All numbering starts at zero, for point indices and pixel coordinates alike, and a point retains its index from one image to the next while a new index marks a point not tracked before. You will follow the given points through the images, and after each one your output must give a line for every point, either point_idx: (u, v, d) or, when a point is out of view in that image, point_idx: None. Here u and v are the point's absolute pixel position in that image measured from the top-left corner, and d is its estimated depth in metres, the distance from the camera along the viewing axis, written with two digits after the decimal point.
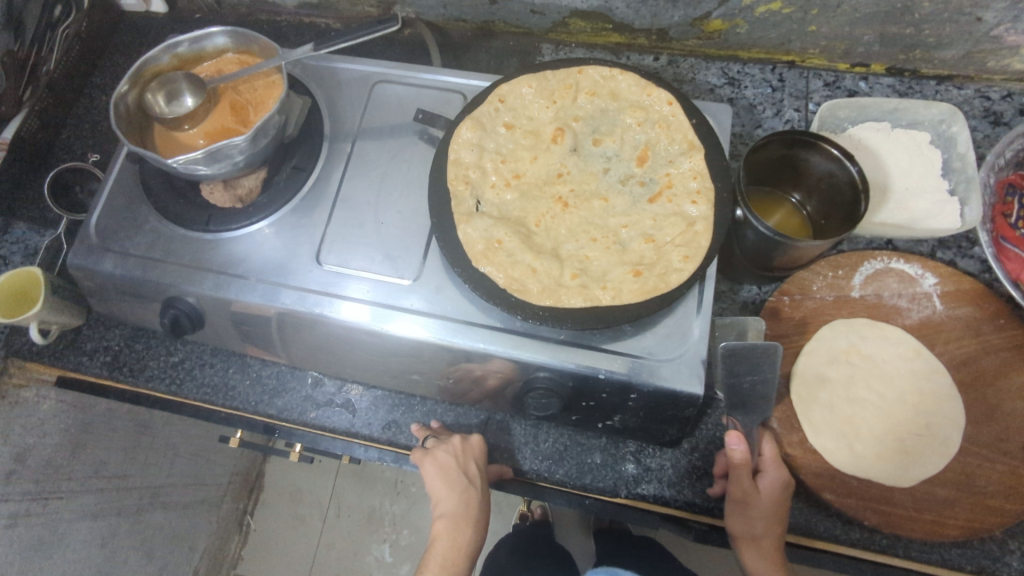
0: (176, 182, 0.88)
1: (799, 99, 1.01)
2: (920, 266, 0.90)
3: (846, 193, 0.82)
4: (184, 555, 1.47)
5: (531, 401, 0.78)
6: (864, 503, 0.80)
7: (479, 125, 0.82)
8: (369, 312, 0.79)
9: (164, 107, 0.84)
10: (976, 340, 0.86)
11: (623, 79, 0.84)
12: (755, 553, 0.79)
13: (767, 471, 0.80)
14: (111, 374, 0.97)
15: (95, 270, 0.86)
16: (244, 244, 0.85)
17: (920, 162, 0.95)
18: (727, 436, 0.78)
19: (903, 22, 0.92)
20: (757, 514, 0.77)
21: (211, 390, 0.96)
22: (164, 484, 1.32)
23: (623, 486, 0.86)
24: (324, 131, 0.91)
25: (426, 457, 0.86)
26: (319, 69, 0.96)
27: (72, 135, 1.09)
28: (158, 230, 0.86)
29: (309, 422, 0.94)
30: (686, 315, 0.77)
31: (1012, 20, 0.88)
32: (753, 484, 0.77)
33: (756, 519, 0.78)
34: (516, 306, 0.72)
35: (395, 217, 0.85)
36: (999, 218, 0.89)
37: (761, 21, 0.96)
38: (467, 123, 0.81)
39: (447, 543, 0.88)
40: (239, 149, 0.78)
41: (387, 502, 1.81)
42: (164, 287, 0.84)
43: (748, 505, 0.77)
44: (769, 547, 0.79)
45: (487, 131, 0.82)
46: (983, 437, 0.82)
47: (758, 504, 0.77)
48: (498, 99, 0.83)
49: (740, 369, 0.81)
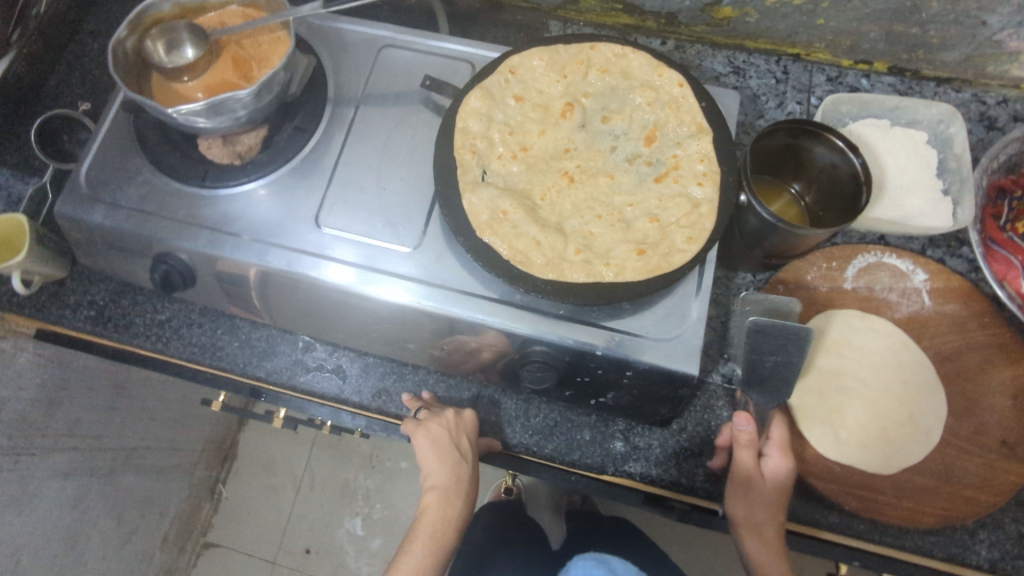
0: (172, 135, 0.86)
1: (802, 92, 1.02)
2: (912, 261, 0.92)
3: (847, 185, 0.83)
4: (153, 519, 1.47)
5: (526, 373, 0.79)
6: (845, 489, 0.83)
7: (489, 94, 0.81)
8: (356, 273, 0.78)
9: (163, 56, 0.81)
10: (961, 336, 0.88)
11: (638, 58, 0.83)
12: (757, 537, 0.80)
13: (771, 456, 0.82)
14: (95, 328, 0.93)
15: (85, 220, 0.83)
16: (239, 203, 0.83)
17: (917, 161, 0.97)
18: (735, 418, 0.81)
19: (910, 21, 0.93)
20: (759, 498, 0.79)
21: (199, 350, 0.93)
22: (138, 447, 1.32)
23: (610, 463, 0.88)
24: (328, 94, 0.89)
25: (419, 429, 0.85)
26: (324, 28, 0.93)
27: (60, 82, 1.04)
28: (152, 182, 0.84)
29: (298, 386, 0.93)
30: (693, 293, 0.78)
31: (1016, 26, 0.89)
32: (755, 466, 0.79)
33: (758, 504, 0.79)
34: (519, 277, 0.73)
35: (397, 183, 0.84)
36: (989, 219, 0.93)
37: (771, 11, 0.96)
38: (476, 92, 0.80)
39: (437, 515, 0.86)
40: (242, 103, 0.76)
41: (361, 476, 1.81)
42: (155, 241, 0.82)
43: (749, 488, 0.79)
44: (771, 535, 0.80)
45: (497, 101, 0.81)
46: (963, 429, 0.85)
47: (760, 487, 0.79)
48: (510, 70, 0.82)
49: (764, 349, 0.82)
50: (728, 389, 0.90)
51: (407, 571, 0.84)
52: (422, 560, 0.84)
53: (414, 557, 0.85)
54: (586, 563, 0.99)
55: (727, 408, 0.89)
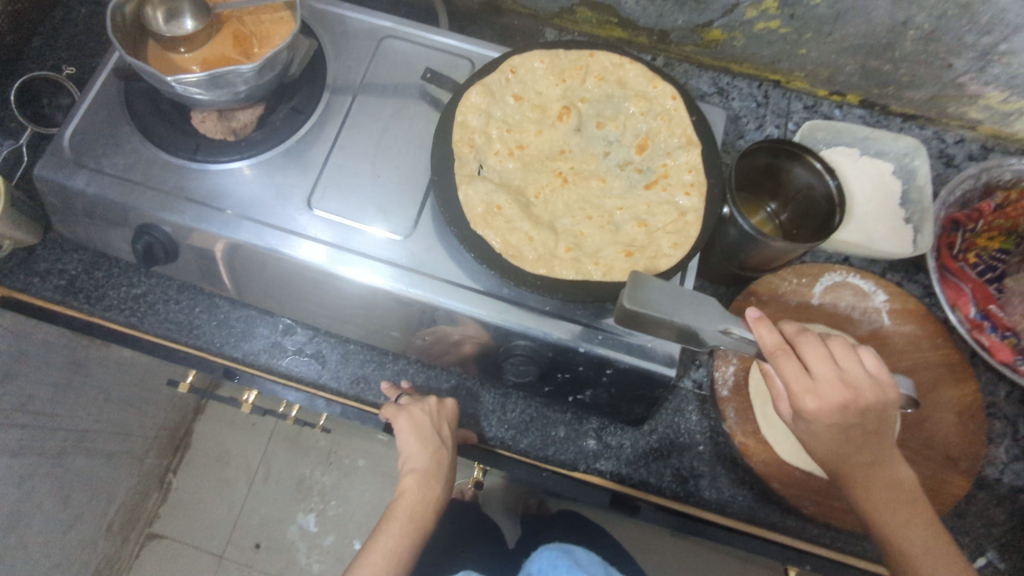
0: (164, 106, 0.84)
1: (780, 118, 1.08)
2: (874, 283, 0.98)
3: (821, 206, 0.88)
4: (99, 506, 1.42)
5: (509, 366, 0.81)
6: (805, 494, 0.87)
7: (490, 91, 0.83)
8: (328, 253, 0.79)
9: (161, 24, 0.81)
10: (915, 355, 0.94)
11: (635, 69, 0.86)
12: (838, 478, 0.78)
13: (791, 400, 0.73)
14: (65, 299, 0.90)
15: (66, 185, 0.81)
16: (230, 180, 0.82)
17: (882, 190, 1.03)
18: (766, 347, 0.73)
19: (884, 58, 0.99)
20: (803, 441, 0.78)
21: (174, 327, 0.92)
22: (89, 430, 1.27)
23: (582, 460, 0.91)
24: (326, 80, 0.89)
25: (401, 413, 0.86)
26: (326, 14, 0.93)
27: (44, 44, 1.01)
28: (139, 151, 0.83)
29: (275, 369, 0.92)
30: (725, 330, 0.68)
31: (978, 71, 0.96)
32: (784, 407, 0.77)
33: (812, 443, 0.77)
34: (510, 271, 0.74)
35: (392, 171, 0.85)
36: (943, 249, 0.99)
37: (757, 37, 1.01)
38: (477, 88, 0.82)
39: (416, 497, 0.86)
40: (244, 78, 0.76)
41: (318, 472, 1.78)
42: (139, 212, 0.81)
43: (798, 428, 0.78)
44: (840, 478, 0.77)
45: (498, 98, 0.83)
46: (914, 441, 0.89)
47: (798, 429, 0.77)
48: (511, 69, 0.84)
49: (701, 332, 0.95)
50: (698, 394, 0.94)
51: (384, 550, 0.82)
52: (398, 540, 0.83)
53: (391, 537, 0.84)
54: (551, 552, 0.99)
55: (696, 412, 0.93)
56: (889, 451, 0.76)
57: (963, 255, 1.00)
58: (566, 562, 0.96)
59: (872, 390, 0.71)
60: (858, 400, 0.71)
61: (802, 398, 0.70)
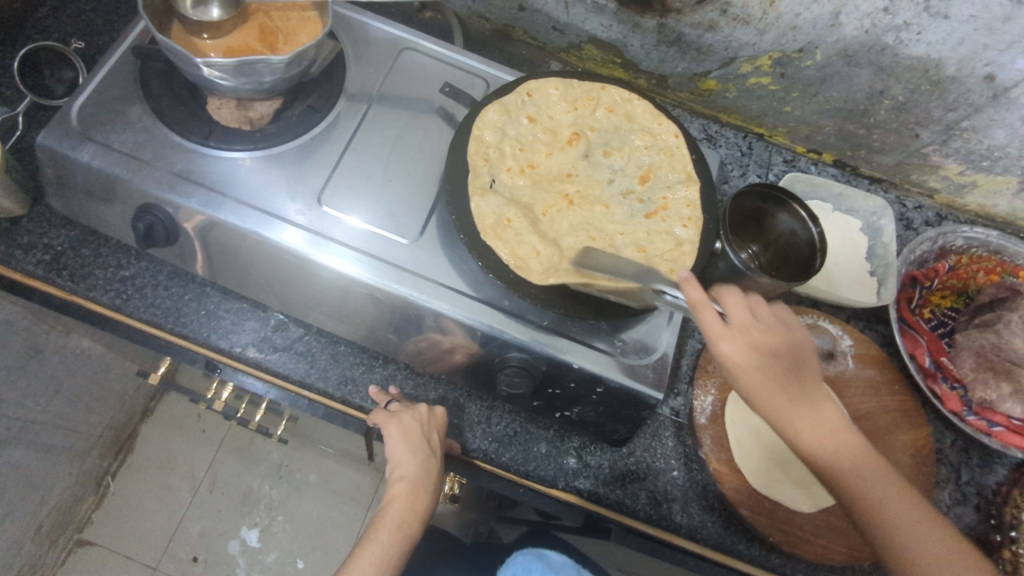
0: (180, 90, 0.85)
1: (762, 168, 1.16)
2: (841, 328, 1.05)
3: (802, 250, 0.93)
4: (30, 505, 1.33)
5: (503, 378, 0.82)
6: (771, 522, 0.90)
7: (506, 110, 0.87)
8: (304, 239, 0.79)
9: (189, 9, 0.81)
10: (876, 399, 1.00)
11: (643, 106, 0.91)
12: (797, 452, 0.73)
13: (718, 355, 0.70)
14: (47, 275, 0.87)
15: (70, 156, 0.79)
16: (240, 171, 0.82)
17: (851, 242, 1.11)
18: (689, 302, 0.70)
19: (860, 123, 1.08)
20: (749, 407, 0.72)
21: (160, 313, 0.89)
22: (36, 420, 1.21)
23: (562, 478, 0.92)
24: (344, 84, 0.91)
25: (391, 420, 0.87)
26: (350, 20, 0.96)
27: (50, 17, 1.00)
28: (150, 131, 0.82)
29: (261, 365, 0.91)
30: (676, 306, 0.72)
31: (941, 143, 1.06)
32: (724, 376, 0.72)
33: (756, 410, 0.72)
34: (515, 282, 0.77)
35: (405, 177, 0.86)
36: (903, 303, 1.07)
37: (748, 91, 1.09)
38: (495, 106, 0.86)
39: (402, 506, 0.85)
40: (271, 69, 0.77)
41: (266, 485, 1.72)
42: (143, 192, 0.79)
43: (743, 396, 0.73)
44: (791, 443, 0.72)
45: (514, 117, 0.87)
46: None
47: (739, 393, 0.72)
48: (529, 93, 0.89)
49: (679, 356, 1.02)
50: (675, 421, 0.98)
51: (373, 559, 0.81)
52: (388, 548, 0.83)
53: (380, 544, 0.83)
54: (524, 556, 1.03)
55: (672, 437, 0.96)
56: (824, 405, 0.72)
57: (920, 309, 1.07)
58: (539, 567, 1.00)
59: (784, 334, 0.71)
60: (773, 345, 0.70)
61: (719, 345, 0.68)
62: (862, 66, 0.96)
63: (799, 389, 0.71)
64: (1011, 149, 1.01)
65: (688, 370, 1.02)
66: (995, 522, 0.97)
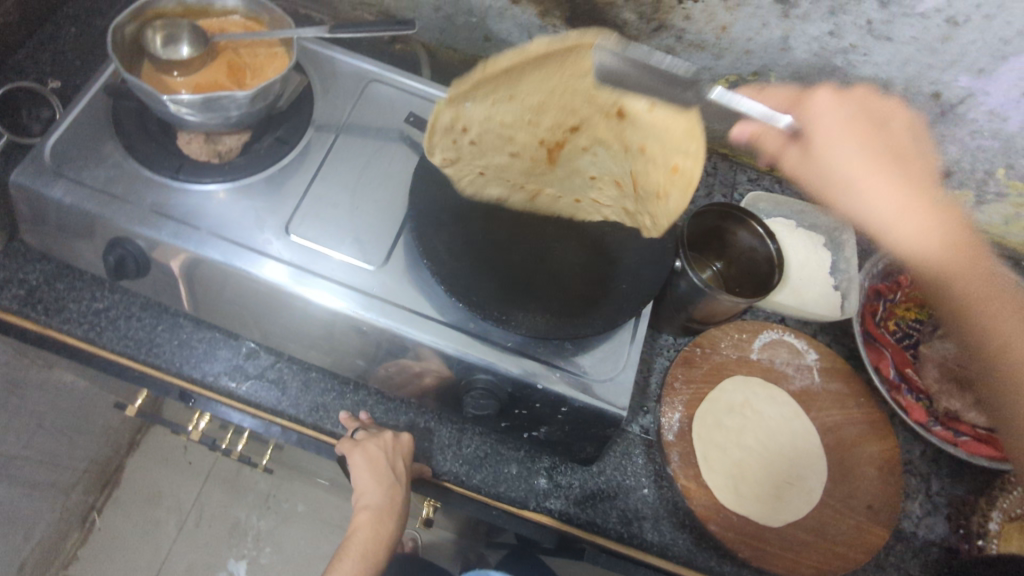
0: (150, 127, 0.87)
1: (727, 188, 1.19)
2: (806, 343, 1.07)
3: (761, 266, 0.97)
4: (14, 542, 1.32)
5: (469, 401, 0.83)
6: (740, 538, 0.91)
7: (466, 122, 0.78)
8: (288, 273, 0.81)
9: (158, 48, 0.83)
10: (842, 411, 1.02)
11: (669, 124, 0.70)
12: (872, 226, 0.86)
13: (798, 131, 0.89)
14: (22, 309, 0.89)
15: (42, 193, 0.82)
16: (207, 203, 0.85)
17: (815, 258, 1.13)
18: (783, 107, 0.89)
19: None
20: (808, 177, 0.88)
21: (133, 345, 0.91)
22: (18, 456, 1.21)
23: (533, 499, 0.93)
24: (312, 116, 0.93)
25: (356, 448, 0.87)
26: (318, 54, 0.99)
27: (28, 59, 1.03)
28: (121, 167, 0.84)
29: (233, 394, 0.92)
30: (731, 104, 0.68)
31: None
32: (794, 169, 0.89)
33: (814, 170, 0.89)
34: (477, 305, 0.78)
35: (370, 206, 0.89)
36: (869, 316, 1.09)
37: (709, 113, 1.12)
38: (452, 112, 0.75)
39: (367, 534, 0.90)
40: (236, 104, 0.79)
41: (254, 516, 1.72)
42: (114, 226, 0.81)
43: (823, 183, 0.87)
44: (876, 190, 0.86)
45: (489, 103, 0.75)
46: (839, 493, 0.96)
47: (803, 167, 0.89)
48: (507, 68, 0.68)
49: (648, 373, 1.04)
50: (645, 439, 0.99)
51: None
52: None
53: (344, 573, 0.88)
54: None
55: (642, 455, 0.98)
56: (915, 140, 0.88)
57: (885, 322, 1.10)
58: None
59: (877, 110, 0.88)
60: (866, 120, 0.87)
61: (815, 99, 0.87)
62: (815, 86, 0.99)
63: (881, 141, 0.87)
64: (964, 163, 1.05)
65: (656, 389, 1.03)
66: (963, 532, 0.99)
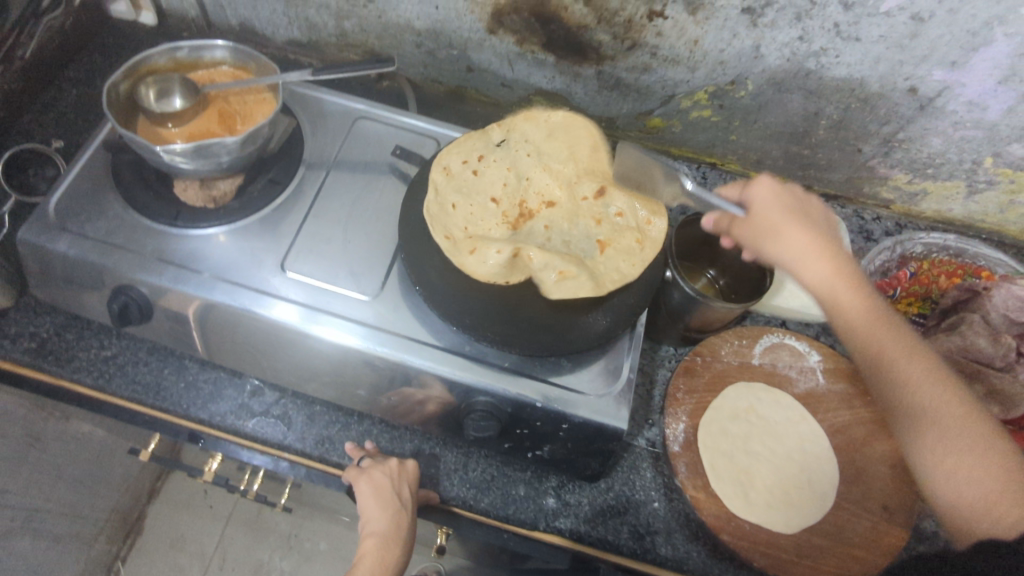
0: (148, 178, 0.91)
1: None
2: (808, 344, 1.07)
3: (754, 271, 0.98)
4: None
5: (471, 423, 0.84)
6: (753, 546, 0.90)
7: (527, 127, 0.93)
8: (301, 314, 0.83)
9: (152, 101, 0.88)
10: (849, 412, 1.01)
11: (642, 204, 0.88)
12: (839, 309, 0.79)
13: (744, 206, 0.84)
14: (35, 361, 0.92)
15: (47, 248, 0.85)
16: (206, 246, 0.87)
17: None
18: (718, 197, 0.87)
19: (803, 144, 1.12)
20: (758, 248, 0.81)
21: (142, 389, 0.94)
22: (40, 507, 1.24)
23: (542, 519, 0.93)
24: (303, 156, 0.96)
25: (362, 476, 0.89)
26: (306, 97, 1.03)
27: (33, 122, 1.07)
28: (122, 218, 0.88)
29: (241, 432, 0.94)
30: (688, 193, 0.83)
31: (883, 155, 1.09)
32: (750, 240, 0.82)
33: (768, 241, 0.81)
34: (470, 328, 0.80)
35: (362, 239, 0.91)
36: None
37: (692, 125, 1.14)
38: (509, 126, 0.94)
39: (371, 564, 0.87)
40: (227, 149, 0.82)
41: (277, 557, 1.75)
42: (117, 274, 0.84)
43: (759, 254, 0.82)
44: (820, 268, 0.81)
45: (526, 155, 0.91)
46: (853, 494, 0.95)
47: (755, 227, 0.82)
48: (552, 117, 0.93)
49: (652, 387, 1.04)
50: (651, 452, 0.99)
51: None
52: None
53: None
54: None
55: (650, 469, 0.98)
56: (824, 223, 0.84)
57: None
58: None
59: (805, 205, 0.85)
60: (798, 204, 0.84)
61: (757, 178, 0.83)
62: (793, 91, 1.01)
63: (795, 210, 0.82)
64: (951, 154, 1.05)
65: (660, 401, 1.03)
66: None
